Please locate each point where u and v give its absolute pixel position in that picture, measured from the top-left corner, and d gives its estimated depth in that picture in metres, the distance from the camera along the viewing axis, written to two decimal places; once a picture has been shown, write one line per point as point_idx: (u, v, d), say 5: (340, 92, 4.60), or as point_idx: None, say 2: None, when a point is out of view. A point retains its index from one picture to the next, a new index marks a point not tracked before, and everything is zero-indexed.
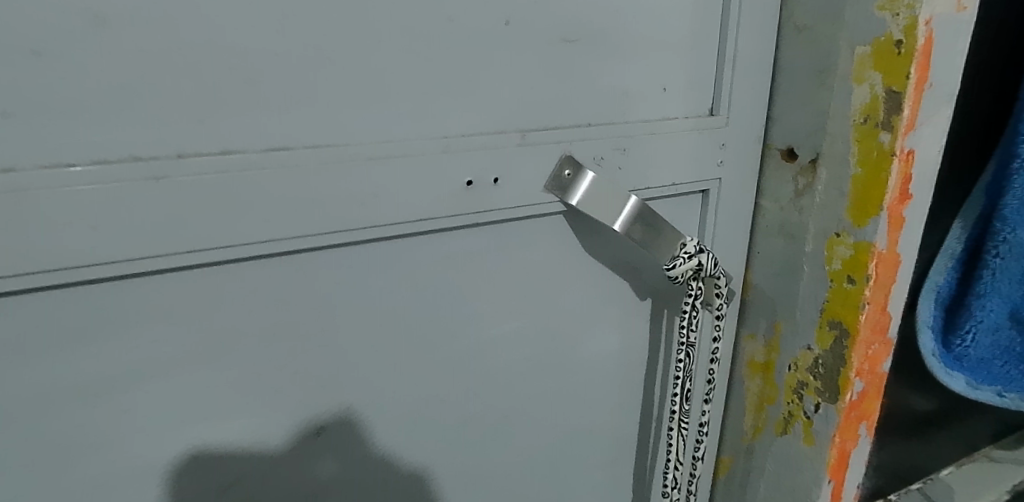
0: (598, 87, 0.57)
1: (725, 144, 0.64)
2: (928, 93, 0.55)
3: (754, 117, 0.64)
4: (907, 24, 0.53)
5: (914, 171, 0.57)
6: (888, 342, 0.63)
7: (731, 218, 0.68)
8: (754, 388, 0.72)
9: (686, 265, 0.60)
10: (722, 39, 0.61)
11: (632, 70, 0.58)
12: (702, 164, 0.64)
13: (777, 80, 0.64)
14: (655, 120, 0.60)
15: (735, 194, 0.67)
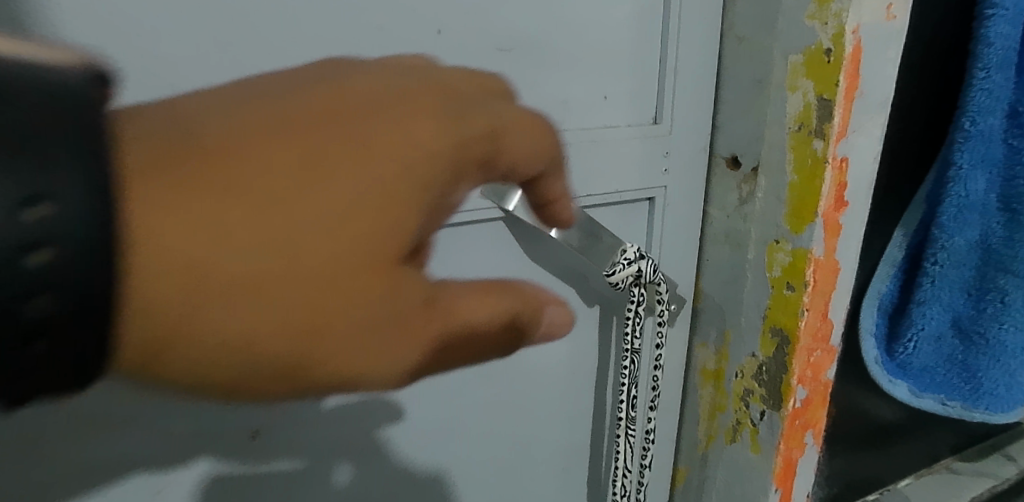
0: (537, 96, 0.58)
1: (669, 153, 0.64)
2: (858, 102, 0.55)
3: (698, 126, 0.65)
4: (835, 33, 0.53)
5: (848, 178, 0.57)
6: (831, 350, 0.64)
7: (678, 226, 0.68)
8: (706, 395, 0.72)
9: (626, 270, 0.60)
10: (663, 48, 0.62)
11: (573, 80, 0.59)
12: (647, 173, 0.64)
13: (721, 89, 0.64)
14: (596, 128, 0.61)
15: (681, 203, 0.67)
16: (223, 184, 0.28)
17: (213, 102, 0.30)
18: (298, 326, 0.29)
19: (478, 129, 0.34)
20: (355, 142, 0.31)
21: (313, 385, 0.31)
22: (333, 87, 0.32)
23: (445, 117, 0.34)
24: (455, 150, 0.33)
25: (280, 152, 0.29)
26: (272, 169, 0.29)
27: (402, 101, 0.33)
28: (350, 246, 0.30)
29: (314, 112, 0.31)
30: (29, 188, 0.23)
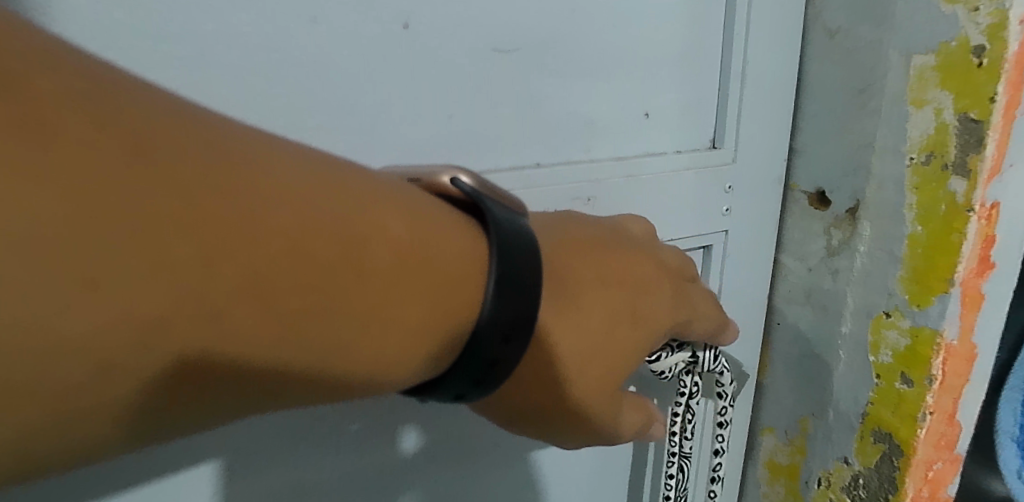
0: (556, 119, 0.38)
1: (732, 186, 0.46)
2: (1019, 124, 0.38)
3: (772, 152, 0.46)
4: (993, 23, 0.36)
5: (998, 231, 0.40)
6: (955, 458, 0.47)
7: (745, 279, 0.49)
8: (774, 496, 0.54)
9: (676, 358, 0.40)
10: (726, 48, 0.43)
11: (608, 94, 0.40)
12: (702, 215, 0.45)
13: (801, 99, 0.46)
14: (634, 157, 0.42)
15: (747, 253, 0.48)
16: (571, 302, 0.28)
17: (567, 229, 0.31)
18: (559, 394, 0.28)
19: (704, 313, 0.35)
20: (646, 295, 0.31)
21: (521, 422, 0.29)
22: (611, 234, 0.32)
23: (681, 290, 0.34)
24: (672, 325, 0.33)
25: (601, 282, 0.30)
26: (603, 301, 0.29)
27: (674, 268, 0.34)
28: (623, 366, 0.30)
29: (609, 250, 0.31)
30: (515, 296, 0.24)
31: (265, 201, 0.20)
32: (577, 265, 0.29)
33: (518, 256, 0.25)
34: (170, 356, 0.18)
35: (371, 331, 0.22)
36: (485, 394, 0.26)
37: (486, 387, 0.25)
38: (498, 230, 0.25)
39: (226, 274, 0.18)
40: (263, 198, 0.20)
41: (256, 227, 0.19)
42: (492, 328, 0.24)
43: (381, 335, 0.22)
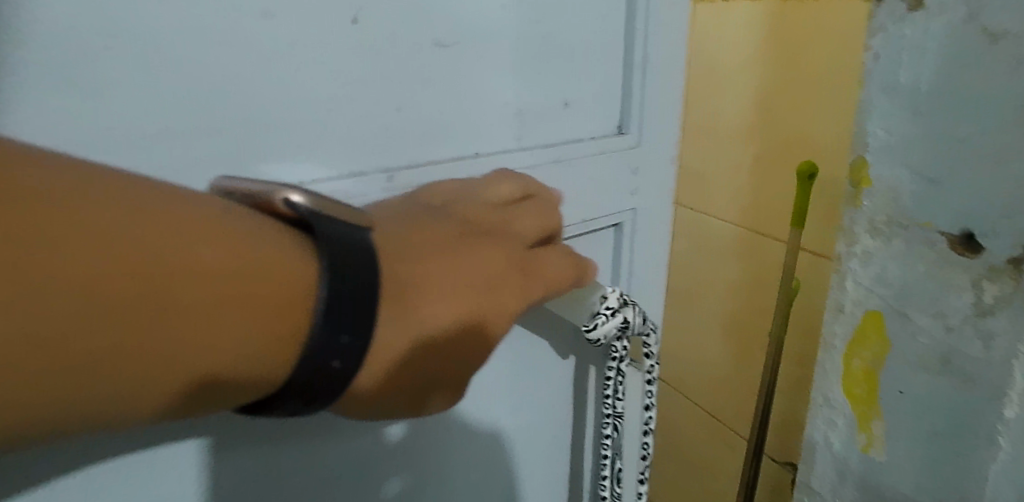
0: (420, 109, 0.54)
1: (637, 168, 0.70)
2: None
3: (651, 128, 0.70)
4: None
5: None
6: None
7: (647, 224, 0.75)
8: None
9: (608, 323, 0.58)
10: (629, 43, 0.66)
11: (521, 86, 0.59)
12: (616, 185, 0.68)
13: (632, 81, 0.66)
14: (561, 139, 0.63)
15: (645, 214, 0.74)
16: (413, 301, 0.42)
17: (404, 238, 0.45)
18: (371, 360, 0.41)
19: (556, 281, 0.53)
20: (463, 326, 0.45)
21: (417, 375, 0.44)
22: (429, 267, 0.44)
23: (532, 263, 0.52)
24: (536, 288, 0.51)
25: (460, 283, 0.45)
26: (456, 294, 0.45)
27: (516, 250, 0.51)
28: (439, 328, 0.44)
29: (423, 284, 0.43)
30: (342, 325, 0.37)
31: (117, 231, 0.31)
32: (414, 272, 0.43)
33: (343, 272, 0.37)
34: (72, 365, 0.29)
35: (129, 362, 0.31)
36: (318, 397, 0.38)
37: (314, 398, 0.38)
38: (326, 238, 0.38)
39: (35, 320, 0.28)
40: (79, 265, 0.29)
41: (74, 278, 0.29)
42: (331, 354, 0.37)
43: (146, 367, 0.32)
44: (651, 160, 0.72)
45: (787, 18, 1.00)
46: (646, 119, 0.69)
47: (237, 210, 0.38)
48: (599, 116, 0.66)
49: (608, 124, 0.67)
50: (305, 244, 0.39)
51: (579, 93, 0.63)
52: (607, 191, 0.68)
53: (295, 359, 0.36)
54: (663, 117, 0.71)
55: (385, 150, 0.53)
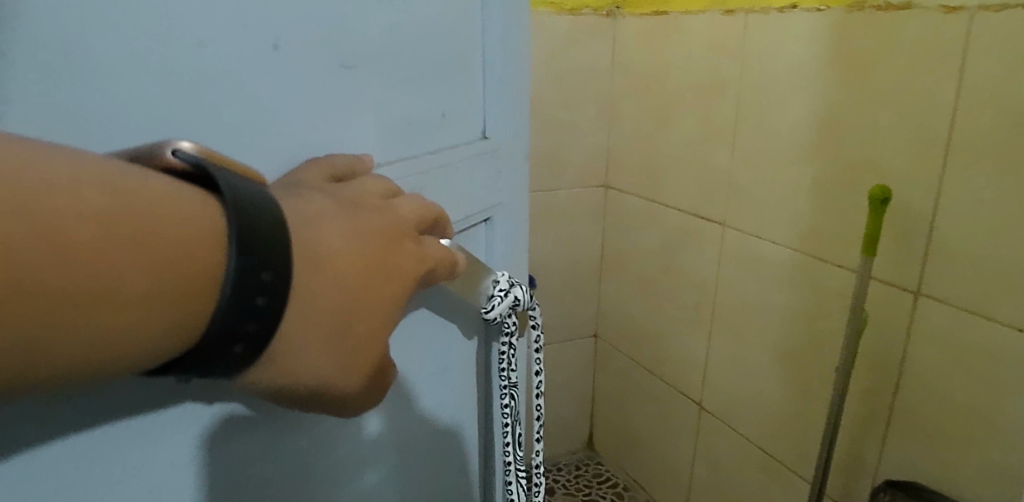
0: (342, 98, 0.48)
1: (501, 169, 0.67)
2: None
3: (511, 127, 0.67)
4: None
5: None
6: None
7: (513, 222, 0.72)
8: None
9: (502, 302, 0.61)
10: (485, 41, 0.61)
11: (422, 98, 0.54)
12: (486, 191, 0.66)
13: (488, 89, 0.63)
14: (444, 147, 0.58)
15: (514, 215, 0.72)
16: (319, 260, 0.40)
17: (307, 197, 0.42)
18: (299, 320, 0.39)
19: (438, 258, 0.51)
20: (377, 282, 0.43)
21: (332, 344, 0.41)
22: (333, 231, 0.42)
23: (417, 238, 0.49)
24: (422, 260, 0.49)
25: (352, 243, 0.42)
26: (350, 251, 0.42)
27: (401, 222, 0.48)
28: (350, 287, 0.41)
29: (326, 246, 0.41)
30: (262, 262, 0.34)
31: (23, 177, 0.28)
32: (323, 236, 0.41)
33: (255, 222, 0.34)
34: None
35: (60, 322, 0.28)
36: (240, 353, 0.35)
37: (239, 349, 0.35)
38: (234, 194, 0.35)
39: None
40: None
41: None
42: (256, 296, 0.34)
43: (73, 324, 0.29)
44: (510, 162, 0.69)
45: (851, 29, 0.94)
46: (503, 121, 0.65)
47: (148, 170, 0.34)
48: (463, 123, 0.61)
49: (472, 128, 0.62)
50: (209, 196, 0.35)
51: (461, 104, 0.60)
52: (474, 190, 0.64)
53: (216, 313, 0.33)
54: (506, 118, 0.66)
55: (274, 151, 0.44)
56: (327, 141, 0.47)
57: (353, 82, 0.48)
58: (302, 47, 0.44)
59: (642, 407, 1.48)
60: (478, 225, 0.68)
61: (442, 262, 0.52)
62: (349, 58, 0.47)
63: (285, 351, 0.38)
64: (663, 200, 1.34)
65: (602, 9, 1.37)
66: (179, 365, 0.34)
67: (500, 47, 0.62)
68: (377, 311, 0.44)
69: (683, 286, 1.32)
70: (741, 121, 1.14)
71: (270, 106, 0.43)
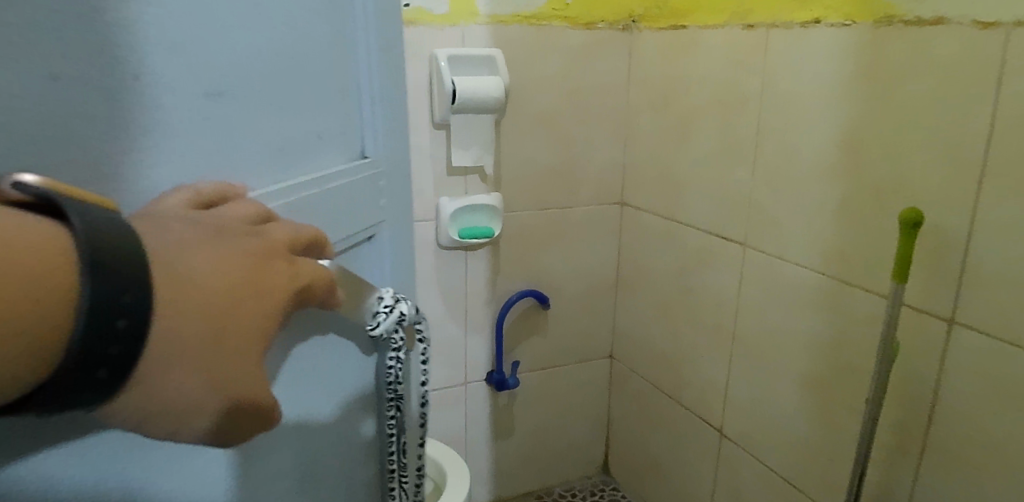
0: (215, 121, 0.46)
1: (380, 185, 0.69)
2: None
3: (385, 147, 0.70)
4: None
5: None
6: None
7: (394, 234, 0.75)
8: None
9: (387, 319, 0.62)
10: (355, 65, 0.64)
11: (297, 118, 0.55)
12: (366, 210, 0.67)
13: (362, 111, 0.66)
14: (323, 169, 0.59)
15: (392, 230, 0.74)
16: (185, 283, 0.39)
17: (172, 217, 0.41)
18: (167, 342, 0.37)
19: (321, 277, 0.51)
20: (251, 303, 0.42)
21: (208, 366, 0.39)
22: (196, 256, 0.40)
23: (295, 257, 0.49)
24: (302, 279, 0.48)
25: (224, 264, 0.41)
26: (222, 271, 0.41)
27: (279, 242, 0.47)
28: (224, 307, 0.40)
29: (191, 268, 0.39)
30: (118, 285, 0.34)
31: None
32: (189, 259, 0.40)
33: (109, 248, 0.34)
34: None
35: None
36: (101, 379, 0.34)
37: (98, 376, 0.34)
38: (82, 221, 0.34)
39: None
40: None
41: None
42: (113, 319, 0.34)
43: None
44: (388, 177, 0.71)
45: (880, 45, 0.91)
46: (378, 142, 0.69)
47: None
48: (340, 146, 0.62)
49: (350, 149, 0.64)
50: (58, 226, 0.34)
51: (339, 126, 0.62)
52: (360, 208, 0.65)
53: (73, 339, 0.33)
54: (381, 140, 0.69)
55: (138, 180, 0.42)
56: (198, 167, 0.45)
57: (223, 107, 0.47)
58: (166, 72, 0.42)
59: (660, 431, 1.43)
60: (363, 242, 0.69)
61: (323, 284, 0.51)
62: (219, 86, 0.46)
63: (154, 375, 0.37)
64: (681, 218, 1.30)
65: (618, 23, 1.35)
66: (28, 401, 0.33)
67: (367, 72, 0.66)
68: (256, 332, 0.42)
69: (701, 308, 1.28)
70: (762, 139, 1.10)
71: (140, 130, 0.41)
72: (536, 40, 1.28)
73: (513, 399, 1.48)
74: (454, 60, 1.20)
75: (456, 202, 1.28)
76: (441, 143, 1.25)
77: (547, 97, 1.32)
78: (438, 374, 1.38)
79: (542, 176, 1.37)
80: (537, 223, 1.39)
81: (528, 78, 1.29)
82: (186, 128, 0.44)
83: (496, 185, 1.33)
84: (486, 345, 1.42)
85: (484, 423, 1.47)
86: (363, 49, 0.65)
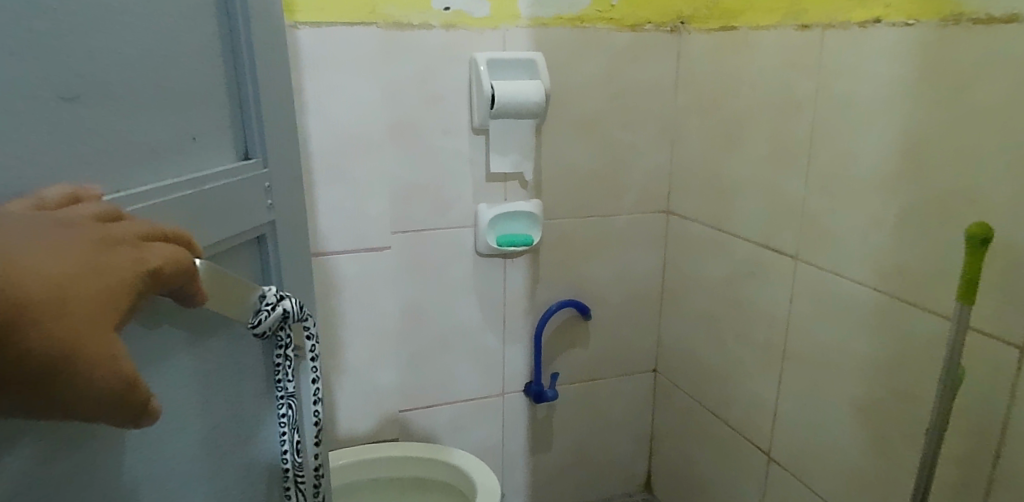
0: (56, 122, 0.42)
1: (269, 189, 0.63)
2: None
3: (280, 153, 0.64)
4: None
5: None
6: None
7: (294, 234, 0.68)
8: None
9: (270, 316, 0.59)
10: (240, 61, 0.59)
11: (168, 117, 0.51)
12: (254, 213, 0.61)
13: (247, 108, 0.60)
14: (196, 171, 0.54)
15: (290, 229, 0.67)
16: (8, 268, 0.35)
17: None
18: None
19: (182, 262, 0.47)
20: (84, 285, 0.39)
21: (41, 347, 0.36)
22: (6, 251, 0.36)
23: (144, 238, 0.45)
24: (155, 261, 0.44)
25: (49, 245, 0.38)
26: (48, 255, 0.38)
27: (120, 225, 0.43)
28: (55, 285, 0.37)
29: (14, 250, 0.36)
30: None
31: None
32: (15, 237, 0.37)
33: None
34: None
35: None
36: None
37: None
38: None
39: None
40: None
41: None
42: None
43: None
44: (282, 180, 0.65)
45: (947, 45, 0.83)
46: (269, 146, 0.63)
47: None
48: (216, 145, 0.57)
49: (228, 150, 0.59)
50: None
51: (214, 123, 0.57)
52: (244, 212, 0.59)
53: None
54: (275, 142, 0.63)
55: None
56: (34, 172, 0.41)
57: (73, 114, 0.43)
58: (6, 69, 0.39)
59: (705, 450, 1.37)
60: (249, 244, 0.63)
61: (183, 274, 0.47)
62: (67, 88, 0.42)
63: None
64: (729, 228, 1.24)
65: (666, 24, 1.30)
66: None
67: (250, 63, 0.59)
68: (94, 312, 0.39)
69: (750, 323, 1.21)
70: (816, 147, 1.04)
71: None
72: (579, 43, 1.24)
73: (552, 410, 1.44)
74: (495, 64, 1.18)
75: (495, 209, 1.26)
76: (480, 149, 1.23)
77: (592, 102, 1.29)
78: (473, 382, 1.36)
79: (584, 183, 1.33)
80: (579, 231, 1.35)
81: (570, 82, 1.26)
82: (20, 131, 0.40)
83: (537, 191, 1.30)
84: (524, 355, 1.39)
85: (522, 433, 1.44)
86: (246, 45, 0.59)
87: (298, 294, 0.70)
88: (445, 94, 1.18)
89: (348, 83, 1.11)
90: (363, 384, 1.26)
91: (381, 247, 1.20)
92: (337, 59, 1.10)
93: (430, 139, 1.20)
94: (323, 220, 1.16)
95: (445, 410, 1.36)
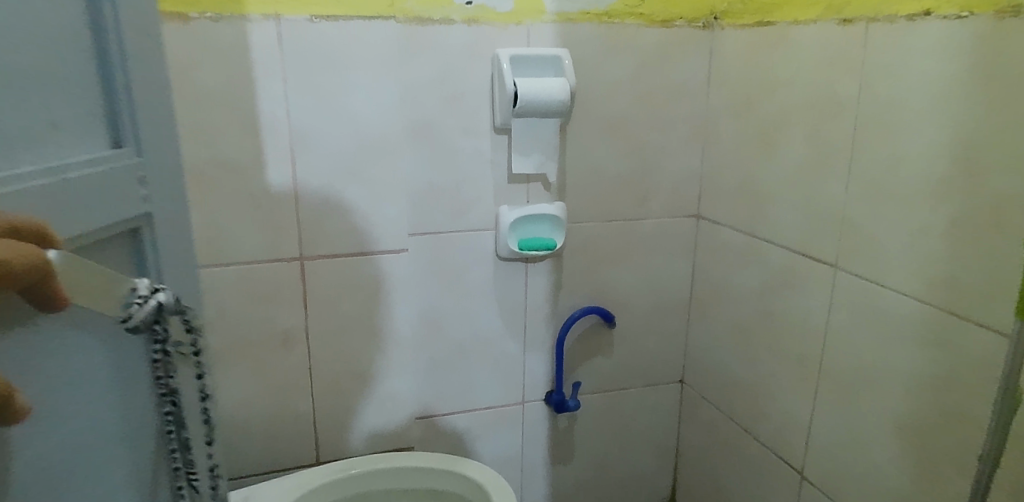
0: None
1: (144, 178, 0.64)
2: None
3: (156, 143, 0.65)
4: None
5: None
6: None
7: (175, 225, 0.69)
8: None
9: (142, 309, 0.60)
10: (106, 54, 0.59)
11: (29, 109, 0.52)
12: (129, 202, 0.62)
13: (117, 100, 0.60)
14: (58, 162, 0.54)
15: (169, 219, 0.68)
16: None
17: None
18: None
19: (31, 254, 0.49)
20: None
21: None
22: None
23: None
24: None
25: None
26: None
27: None
28: None
29: None
30: None
31: None
32: None
33: None
34: None
35: None
36: None
37: None
38: None
39: None
40: None
41: None
42: None
43: None
44: (157, 172, 0.66)
45: (1003, 39, 0.77)
46: (142, 132, 0.63)
47: None
48: (85, 137, 0.58)
49: (98, 137, 0.60)
50: None
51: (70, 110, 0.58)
52: (115, 201, 0.59)
53: None
54: (152, 133, 0.64)
55: None
56: None
57: None
58: None
59: (732, 467, 1.31)
60: (124, 236, 0.63)
61: (31, 268, 0.49)
62: None
63: None
64: (763, 234, 1.18)
65: (699, 20, 1.25)
66: None
67: (119, 54, 0.60)
68: None
69: (783, 334, 1.15)
70: (858, 148, 0.97)
71: None
72: (607, 39, 1.20)
73: (573, 421, 1.39)
74: (520, 61, 1.14)
75: (517, 211, 1.22)
76: (503, 148, 1.19)
77: (620, 101, 1.24)
78: (494, 391, 1.32)
79: (610, 185, 1.28)
80: (605, 236, 1.30)
81: (597, 81, 1.21)
82: None
83: (560, 194, 1.25)
84: (546, 363, 1.34)
85: (542, 444, 1.39)
86: (115, 34, 0.59)
87: (181, 289, 0.71)
88: (466, 93, 1.15)
89: (366, 81, 1.07)
90: (380, 392, 1.22)
91: (398, 250, 1.16)
92: (356, 55, 1.06)
93: (450, 139, 1.16)
94: (341, 221, 1.12)
95: (462, 419, 1.32)
